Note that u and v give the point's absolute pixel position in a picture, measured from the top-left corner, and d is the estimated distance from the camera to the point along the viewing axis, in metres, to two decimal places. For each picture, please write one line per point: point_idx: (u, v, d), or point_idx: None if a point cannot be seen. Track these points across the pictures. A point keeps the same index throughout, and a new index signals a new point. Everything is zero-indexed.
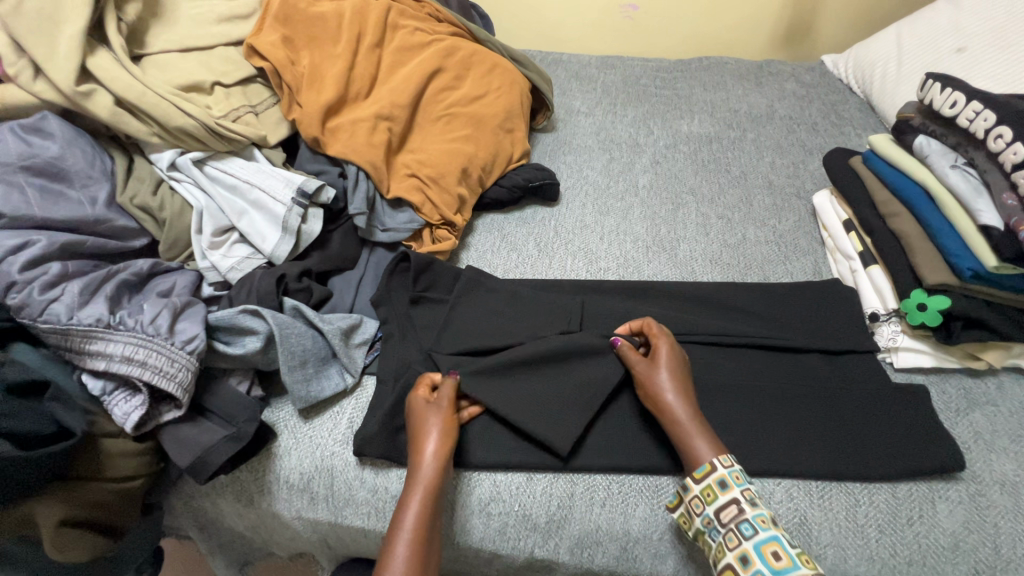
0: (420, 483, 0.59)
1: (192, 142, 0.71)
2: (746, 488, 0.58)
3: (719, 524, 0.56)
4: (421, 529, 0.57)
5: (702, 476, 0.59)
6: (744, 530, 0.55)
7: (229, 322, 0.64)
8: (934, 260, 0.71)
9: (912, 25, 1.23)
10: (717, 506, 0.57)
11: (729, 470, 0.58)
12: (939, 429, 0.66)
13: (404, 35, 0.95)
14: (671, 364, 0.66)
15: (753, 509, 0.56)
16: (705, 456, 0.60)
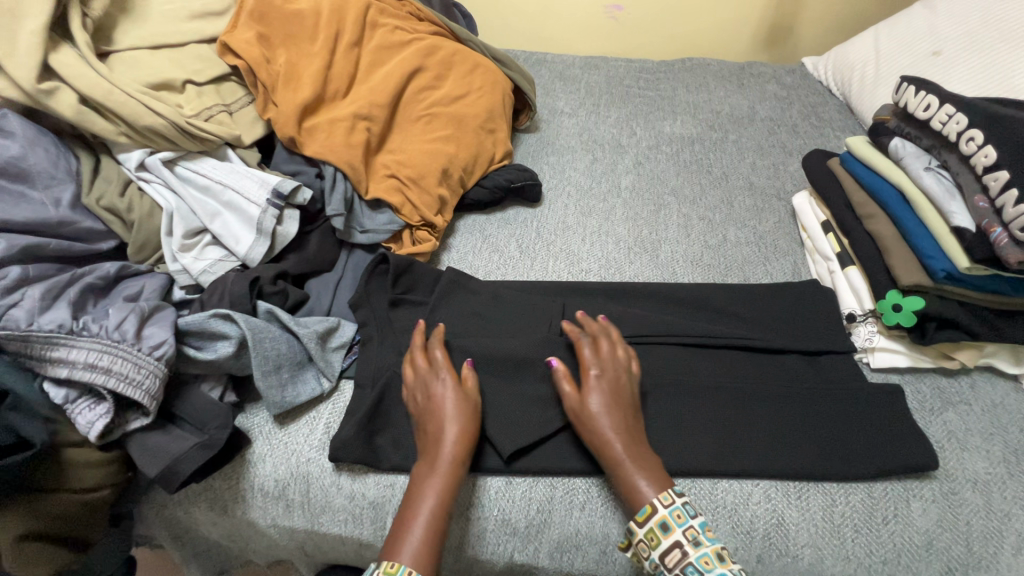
0: (440, 468, 0.59)
1: (162, 142, 0.69)
2: (688, 527, 0.56)
3: (665, 567, 0.56)
4: (439, 510, 0.58)
5: (644, 519, 0.57)
6: (689, 575, 0.54)
7: (200, 327, 0.62)
8: (909, 262, 0.72)
9: (890, 28, 1.25)
10: (660, 550, 0.56)
11: (668, 510, 0.57)
12: (913, 429, 0.67)
13: (384, 33, 0.94)
14: (601, 396, 0.63)
15: (696, 550, 0.55)
16: (645, 496, 0.58)
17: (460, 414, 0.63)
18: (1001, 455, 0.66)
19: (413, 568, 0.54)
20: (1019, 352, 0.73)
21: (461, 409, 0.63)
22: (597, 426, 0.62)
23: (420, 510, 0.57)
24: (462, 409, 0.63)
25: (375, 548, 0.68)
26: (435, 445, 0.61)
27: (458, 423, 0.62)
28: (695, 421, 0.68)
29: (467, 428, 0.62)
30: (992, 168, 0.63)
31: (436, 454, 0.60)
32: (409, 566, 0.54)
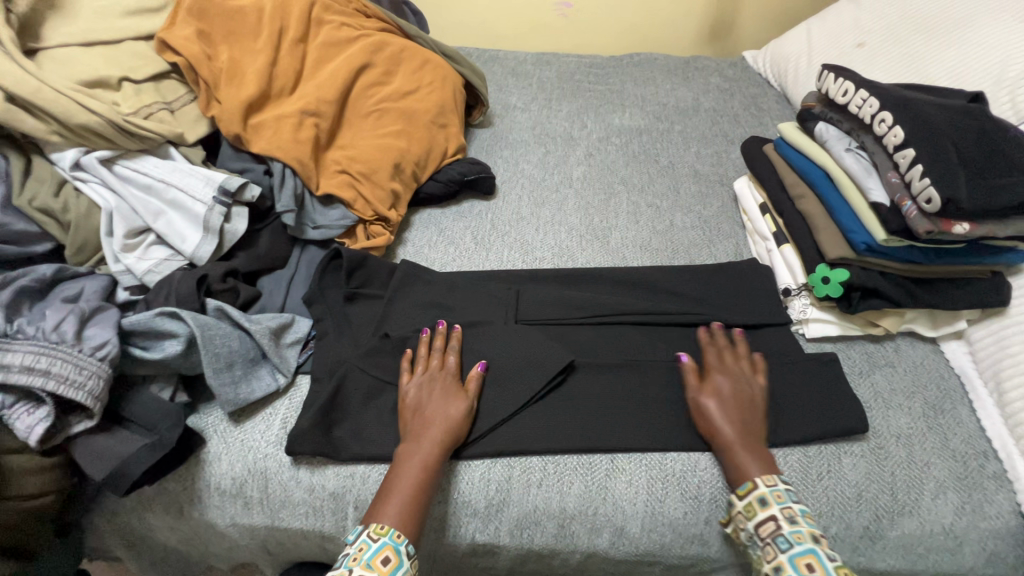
0: (433, 449, 0.63)
1: (98, 140, 0.68)
2: (785, 506, 0.60)
3: (759, 537, 0.59)
4: (426, 486, 0.61)
5: (744, 493, 0.62)
6: (781, 544, 0.58)
7: (145, 326, 0.61)
8: (835, 237, 0.77)
9: (819, 22, 1.32)
10: (756, 521, 0.60)
11: (768, 488, 0.61)
12: (842, 392, 0.72)
13: (330, 30, 0.94)
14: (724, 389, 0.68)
15: (790, 525, 0.58)
16: (750, 474, 0.63)
17: (457, 407, 0.67)
18: (921, 411, 0.72)
19: (401, 531, 0.58)
20: (936, 316, 0.79)
21: (461, 404, 0.67)
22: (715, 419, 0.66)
23: (408, 484, 0.61)
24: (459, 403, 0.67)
25: (337, 540, 0.68)
26: (429, 427, 0.65)
27: (456, 415, 0.66)
28: (643, 396, 0.72)
29: (459, 416, 0.66)
30: (901, 146, 0.68)
31: (430, 434, 0.64)
32: (396, 531, 0.58)
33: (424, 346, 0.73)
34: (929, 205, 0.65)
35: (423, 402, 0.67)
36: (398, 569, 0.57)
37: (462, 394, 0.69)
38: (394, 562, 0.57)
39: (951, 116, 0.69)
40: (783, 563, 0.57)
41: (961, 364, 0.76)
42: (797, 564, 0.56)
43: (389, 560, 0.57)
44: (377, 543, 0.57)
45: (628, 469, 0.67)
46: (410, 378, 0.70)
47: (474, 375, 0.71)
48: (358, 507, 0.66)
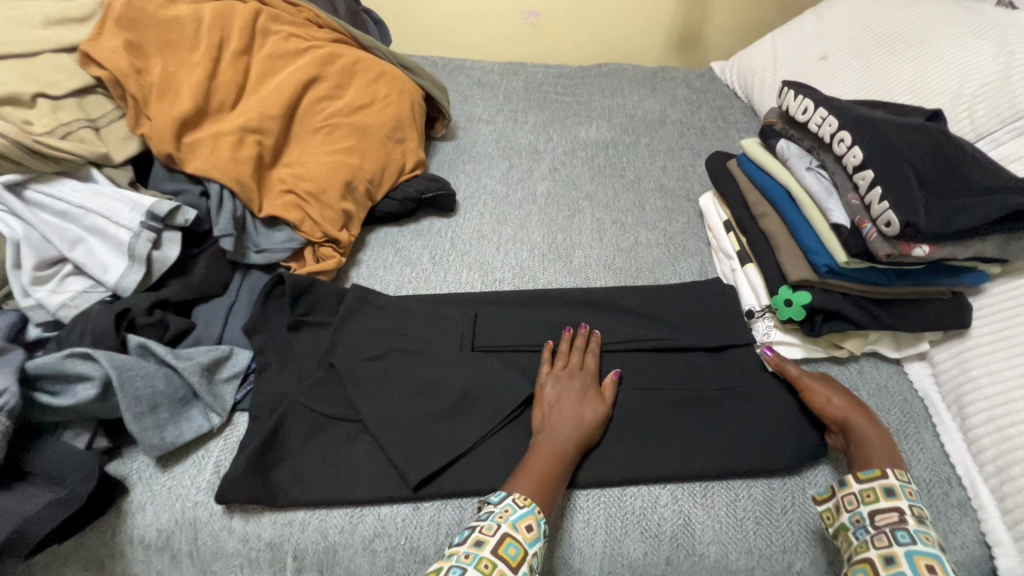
0: (569, 431, 0.65)
1: (5, 164, 0.62)
2: (913, 504, 0.60)
3: (871, 524, 0.58)
4: (559, 470, 0.62)
5: (868, 477, 0.62)
6: (899, 537, 0.57)
7: (52, 369, 0.56)
8: (797, 258, 0.75)
9: (785, 35, 1.32)
10: (874, 507, 0.59)
11: (900, 481, 0.61)
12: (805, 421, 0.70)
13: (276, 41, 0.89)
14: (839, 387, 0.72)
15: (915, 524, 0.58)
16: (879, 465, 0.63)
17: (597, 408, 0.68)
18: None
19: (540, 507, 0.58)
20: (899, 337, 0.78)
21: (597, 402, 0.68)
22: (837, 408, 0.68)
23: (541, 465, 0.61)
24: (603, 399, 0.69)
25: None
26: (573, 416, 0.66)
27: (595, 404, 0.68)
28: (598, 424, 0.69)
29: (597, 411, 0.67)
30: (860, 167, 0.67)
31: (568, 421, 0.66)
32: (524, 501, 0.58)
33: (566, 342, 0.75)
34: (888, 228, 0.63)
35: (554, 399, 0.68)
36: (539, 539, 0.57)
37: (600, 395, 0.69)
38: (537, 531, 0.57)
39: (910, 136, 0.68)
40: (898, 554, 0.55)
41: (925, 387, 0.75)
42: (915, 562, 0.55)
43: (532, 527, 0.57)
44: (525, 508, 0.57)
45: (585, 507, 0.64)
46: (549, 369, 0.72)
47: (611, 381, 0.71)
48: (297, 558, 0.61)
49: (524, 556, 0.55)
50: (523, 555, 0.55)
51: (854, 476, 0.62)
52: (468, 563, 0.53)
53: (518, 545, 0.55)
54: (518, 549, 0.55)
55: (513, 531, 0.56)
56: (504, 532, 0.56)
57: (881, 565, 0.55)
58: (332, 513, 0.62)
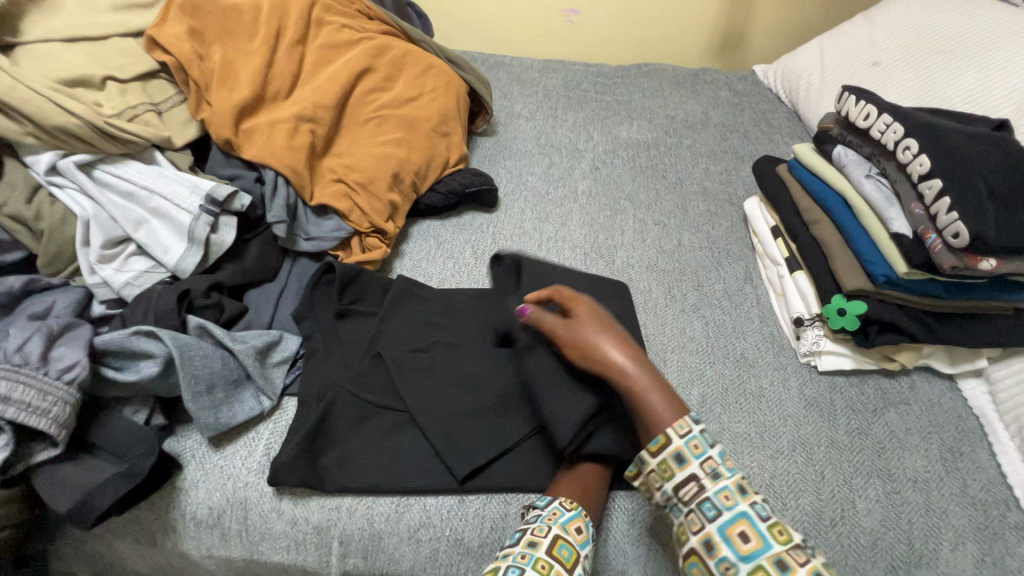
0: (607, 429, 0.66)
1: (77, 143, 0.63)
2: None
3: (681, 502, 0.54)
4: (601, 474, 0.63)
5: (657, 449, 0.54)
6: (707, 512, 0.52)
7: (119, 346, 0.57)
8: (852, 267, 0.74)
9: (834, 39, 1.29)
10: (675, 482, 0.54)
11: (684, 441, 0.53)
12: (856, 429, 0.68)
13: (331, 32, 0.90)
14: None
15: (715, 484, 0.52)
16: (665, 425, 0.54)
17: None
18: (939, 454, 0.69)
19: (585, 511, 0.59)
20: (954, 352, 0.76)
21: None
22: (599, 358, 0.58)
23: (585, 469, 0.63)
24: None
25: None
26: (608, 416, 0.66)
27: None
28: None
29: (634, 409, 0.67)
30: (927, 176, 0.65)
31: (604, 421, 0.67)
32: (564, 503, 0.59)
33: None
34: (956, 240, 0.62)
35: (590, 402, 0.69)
36: (588, 543, 0.57)
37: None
38: (585, 533, 0.58)
39: (981, 147, 0.65)
40: (711, 533, 0.51)
41: (980, 406, 0.73)
42: (729, 536, 0.50)
43: (581, 530, 0.57)
44: (574, 511, 0.58)
45: (630, 509, 0.64)
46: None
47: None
48: (342, 543, 0.62)
49: (577, 558, 0.56)
50: (575, 557, 0.56)
51: (648, 450, 0.55)
52: (525, 563, 0.54)
53: (569, 548, 0.56)
54: (571, 551, 0.56)
55: (564, 533, 0.56)
56: (555, 534, 0.56)
57: (705, 554, 0.51)
58: (379, 501, 0.63)
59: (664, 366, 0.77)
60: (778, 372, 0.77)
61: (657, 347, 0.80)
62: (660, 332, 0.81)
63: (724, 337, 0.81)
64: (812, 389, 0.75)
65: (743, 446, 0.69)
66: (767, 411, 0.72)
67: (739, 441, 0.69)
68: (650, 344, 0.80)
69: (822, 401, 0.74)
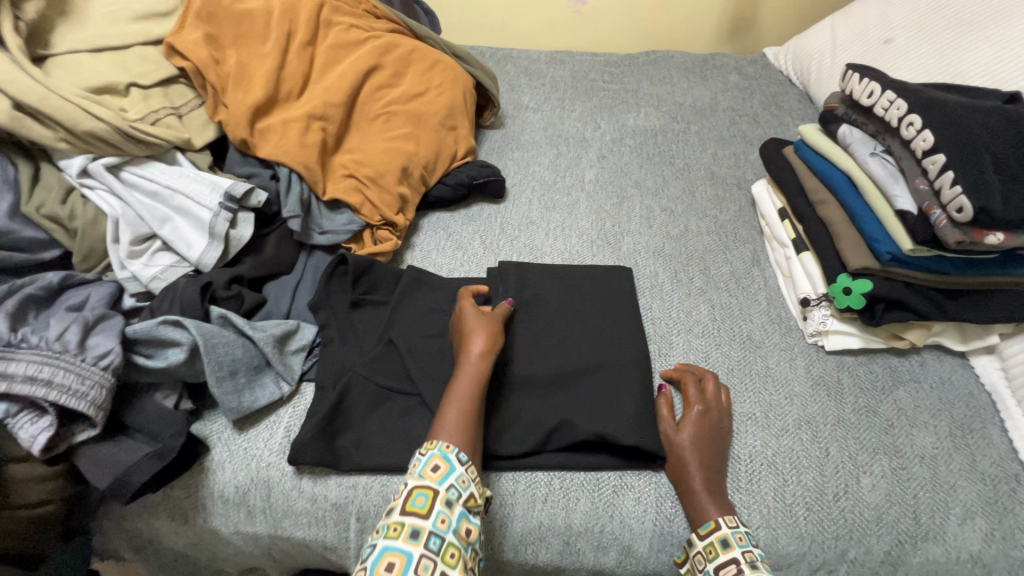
0: (472, 373, 0.64)
1: (105, 147, 0.67)
2: (748, 550, 0.57)
3: None
4: (475, 403, 0.62)
5: (706, 532, 0.59)
6: None
7: (149, 335, 0.61)
8: (857, 246, 0.74)
9: (845, 17, 1.27)
10: (717, 564, 0.57)
11: (732, 529, 0.59)
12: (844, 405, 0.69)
13: (339, 32, 0.93)
14: (699, 421, 0.67)
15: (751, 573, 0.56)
16: (712, 514, 0.60)
17: (488, 320, 0.69)
18: (948, 430, 0.69)
19: (450, 442, 0.58)
20: (966, 330, 0.76)
21: (486, 342, 0.66)
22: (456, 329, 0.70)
23: (459, 394, 0.62)
24: (491, 319, 0.70)
25: (339, 550, 0.68)
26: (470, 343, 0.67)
27: (486, 334, 0.67)
28: (642, 403, 0.69)
29: (491, 335, 0.68)
30: (930, 151, 0.64)
31: (470, 360, 0.65)
32: (445, 443, 0.58)
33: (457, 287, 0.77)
34: (959, 214, 0.61)
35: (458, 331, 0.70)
36: (451, 473, 0.56)
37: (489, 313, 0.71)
38: (444, 468, 0.56)
39: (987, 119, 0.65)
40: None
41: (992, 383, 0.73)
42: None
43: (439, 467, 0.56)
44: (427, 454, 0.57)
45: (636, 486, 0.65)
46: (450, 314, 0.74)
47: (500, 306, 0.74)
48: (360, 519, 0.65)
49: (435, 495, 0.54)
50: (433, 497, 0.54)
51: (697, 532, 0.60)
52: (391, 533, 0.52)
53: (426, 490, 0.55)
54: (427, 496, 0.54)
55: (420, 481, 0.55)
56: (411, 485, 0.55)
57: None
58: (393, 479, 0.66)
59: (670, 349, 0.78)
60: (785, 353, 0.77)
61: (663, 330, 0.81)
62: (666, 315, 0.83)
63: (731, 320, 0.82)
64: (820, 368, 0.76)
65: (748, 425, 0.69)
66: (773, 391, 0.73)
67: (744, 421, 0.70)
68: (656, 327, 0.81)
69: (829, 380, 0.74)
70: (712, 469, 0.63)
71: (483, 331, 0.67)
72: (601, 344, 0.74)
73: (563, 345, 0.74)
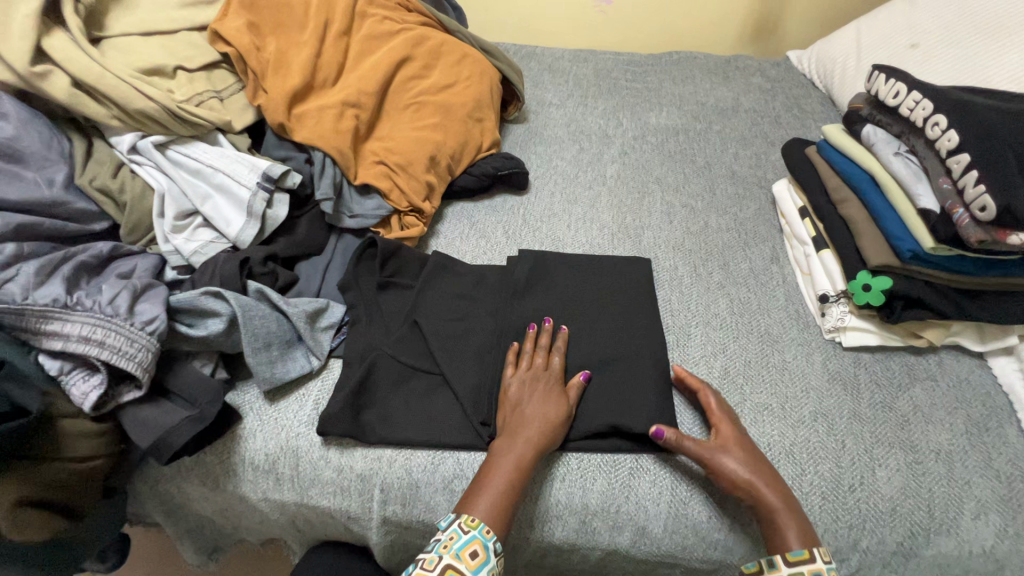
0: (525, 453, 0.63)
1: (153, 126, 0.70)
2: None
3: None
4: (517, 485, 0.61)
5: (797, 560, 0.57)
6: None
7: (191, 305, 0.64)
8: (878, 243, 0.75)
9: (870, 22, 1.27)
10: None
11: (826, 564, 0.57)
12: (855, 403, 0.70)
13: (373, 23, 0.96)
14: (739, 432, 0.66)
15: None
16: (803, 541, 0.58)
17: (559, 409, 0.66)
18: (965, 428, 0.70)
19: (490, 527, 0.58)
20: (984, 331, 0.77)
21: (545, 429, 0.64)
22: (513, 393, 0.68)
23: (503, 476, 0.61)
24: (556, 405, 0.67)
25: (362, 521, 0.70)
26: (527, 424, 0.65)
27: (547, 421, 0.65)
28: (660, 390, 0.70)
29: (551, 420, 0.65)
30: (955, 151, 0.65)
31: (525, 444, 0.63)
32: (485, 526, 0.58)
33: (531, 340, 0.73)
34: (982, 213, 0.62)
35: (523, 400, 0.67)
36: (484, 565, 0.57)
37: (563, 395, 0.68)
38: (481, 557, 0.57)
39: (1013, 122, 0.65)
40: None
41: (1009, 383, 0.74)
42: None
43: (477, 554, 0.57)
44: (467, 535, 0.57)
45: (652, 468, 0.67)
46: (514, 372, 0.70)
47: (576, 382, 0.70)
48: (383, 490, 0.68)
49: None
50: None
51: (783, 557, 0.58)
52: None
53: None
54: None
55: (456, 564, 0.56)
56: (445, 564, 0.56)
57: None
58: (416, 453, 0.68)
59: (688, 340, 0.80)
60: (802, 347, 0.79)
61: (681, 321, 0.82)
62: (685, 307, 0.84)
63: (749, 314, 0.83)
64: (837, 364, 0.77)
65: (765, 416, 0.71)
66: (790, 384, 0.74)
67: (761, 411, 0.71)
68: (675, 318, 0.82)
69: (846, 375, 0.75)
70: (777, 486, 0.62)
71: (545, 419, 0.65)
72: (621, 333, 0.76)
73: (583, 333, 0.76)
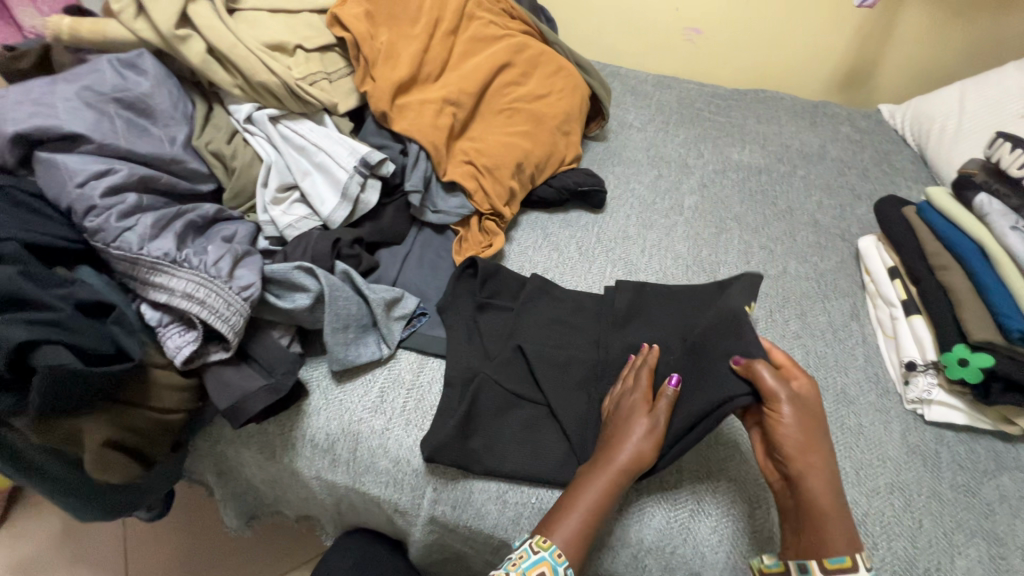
0: (610, 479, 0.59)
1: (270, 99, 0.72)
2: None
3: None
4: (602, 510, 0.59)
5: (835, 567, 0.53)
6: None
7: (283, 277, 0.65)
8: (981, 318, 0.71)
9: (978, 84, 1.23)
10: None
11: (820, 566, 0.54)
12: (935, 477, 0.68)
13: (479, 26, 0.97)
14: (811, 401, 0.59)
15: None
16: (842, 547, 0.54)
17: (648, 428, 0.62)
18: None
19: (561, 551, 0.57)
20: None
21: (632, 452, 0.60)
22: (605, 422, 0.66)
23: (585, 499, 0.59)
24: (648, 427, 0.62)
25: (407, 515, 0.70)
26: (614, 447, 0.61)
27: (635, 443, 0.61)
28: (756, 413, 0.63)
29: (642, 442, 0.61)
30: None
31: (609, 468, 0.60)
32: (559, 548, 0.57)
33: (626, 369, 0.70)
34: None
35: (614, 425, 0.64)
36: None
37: (653, 410, 0.63)
38: None
39: None
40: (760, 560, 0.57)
41: None
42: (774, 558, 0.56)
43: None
44: (536, 555, 0.57)
45: (713, 514, 0.65)
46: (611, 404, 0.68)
47: (667, 390, 0.64)
48: (435, 489, 0.67)
49: None
50: None
51: (819, 563, 0.54)
52: None
53: None
54: None
55: None
56: None
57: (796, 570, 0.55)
58: None
59: None
60: (879, 413, 0.75)
61: None
62: None
63: (825, 369, 0.80)
64: (917, 438, 0.73)
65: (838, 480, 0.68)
66: (866, 450, 0.71)
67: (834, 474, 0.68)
68: None
69: (926, 450, 0.71)
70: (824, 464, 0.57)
71: (632, 442, 0.61)
72: None
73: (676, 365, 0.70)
